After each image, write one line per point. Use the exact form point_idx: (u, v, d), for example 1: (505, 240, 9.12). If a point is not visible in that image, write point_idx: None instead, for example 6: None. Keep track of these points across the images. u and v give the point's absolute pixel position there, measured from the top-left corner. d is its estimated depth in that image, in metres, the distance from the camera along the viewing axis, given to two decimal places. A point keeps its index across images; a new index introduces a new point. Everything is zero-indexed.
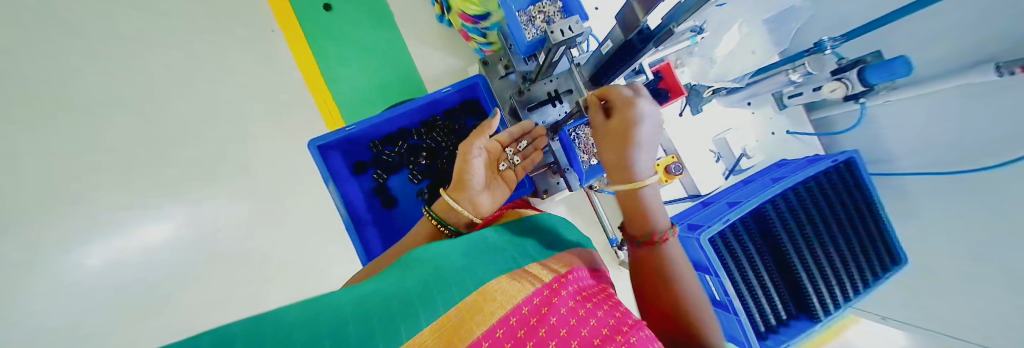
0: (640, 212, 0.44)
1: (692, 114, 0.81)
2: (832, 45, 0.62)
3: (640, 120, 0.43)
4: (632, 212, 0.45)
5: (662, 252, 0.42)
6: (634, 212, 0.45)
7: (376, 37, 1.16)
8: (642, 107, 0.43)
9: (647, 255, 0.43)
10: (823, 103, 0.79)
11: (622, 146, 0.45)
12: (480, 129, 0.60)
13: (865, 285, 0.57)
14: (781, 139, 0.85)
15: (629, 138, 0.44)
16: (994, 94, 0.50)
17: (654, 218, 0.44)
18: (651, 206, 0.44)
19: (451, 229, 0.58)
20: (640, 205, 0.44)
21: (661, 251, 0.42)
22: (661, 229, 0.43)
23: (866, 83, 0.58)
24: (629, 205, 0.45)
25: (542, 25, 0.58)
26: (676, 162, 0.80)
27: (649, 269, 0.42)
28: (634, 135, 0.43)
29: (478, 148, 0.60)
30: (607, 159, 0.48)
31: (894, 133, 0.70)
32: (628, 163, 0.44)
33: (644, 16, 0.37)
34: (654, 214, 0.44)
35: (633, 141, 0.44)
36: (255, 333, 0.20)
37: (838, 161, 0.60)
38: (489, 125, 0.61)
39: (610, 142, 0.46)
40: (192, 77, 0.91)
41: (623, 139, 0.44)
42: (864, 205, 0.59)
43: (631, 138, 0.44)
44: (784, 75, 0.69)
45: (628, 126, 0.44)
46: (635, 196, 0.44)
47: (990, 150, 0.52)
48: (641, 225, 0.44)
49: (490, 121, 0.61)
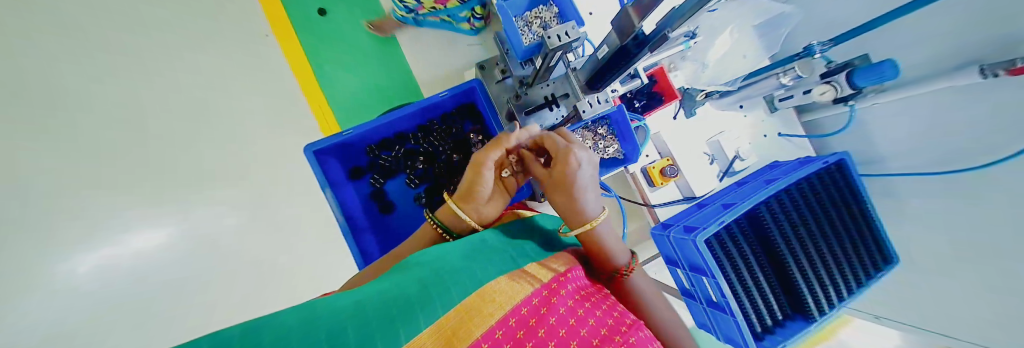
0: (599, 251, 0.48)
1: (686, 117, 0.85)
2: (821, 50, 0.65)
3: (575, 165, 0.47)
4: (594, 252, 0.49)
5: (628, 285, 0.46)
6: (593, 252, 0.48)
7: (372, 40, 1.16)
8: (576, 158, 0.47)
9: (616, 287, 0.47)
10: (812, 106, 0.82)
11: (566, 193, 0.49)
12: (499, 140, 0.54)
13: (859, 284, 0.58)
14: (773, 141, 0.86)
15: (568, 185, 0.48)
16: (983, 93, 0.51)
17: (613, 256, 0.47)
18: (607, 242, 0.48)
19: (454, 237, 0.59)
20: (598, 246, 0.47)
21: (628, 282, 0.46)
22: (620, 265, 0.47)
23: (854, 86, 0.60)
24: (589, 247, 0.49)
25: (538, 30, 0.59)
26: (671, 164, 0.83)
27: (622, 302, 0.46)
28: (572, 182, 0.47)
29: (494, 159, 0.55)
30: (559, 206, 0.51)
31: (882, 134, 0.72)
32: (576, 208, 0.49)
33: (640, 20, 0.37)
34: (613, 251, 0.48)
35: (573, 187, 0.48)
36: (249, 337, 0.19)
37: (829, 162, 0.62)
38: (506, 138, 0.55)
39: (557, 191, 0.50)
40: (187, 82, 0.91)
41: (564, 186, 0.49)
42: (855, 205, 0.61)
43: (570, 184, 0.48)
44: (775, 78, 0.71)
45: (564, 174, 0.47)
46: (592, 237, 0.48)
47: (976, 147, 0.53)
48: (604, 263, 0.47)
49: (508, 135, 0.54)
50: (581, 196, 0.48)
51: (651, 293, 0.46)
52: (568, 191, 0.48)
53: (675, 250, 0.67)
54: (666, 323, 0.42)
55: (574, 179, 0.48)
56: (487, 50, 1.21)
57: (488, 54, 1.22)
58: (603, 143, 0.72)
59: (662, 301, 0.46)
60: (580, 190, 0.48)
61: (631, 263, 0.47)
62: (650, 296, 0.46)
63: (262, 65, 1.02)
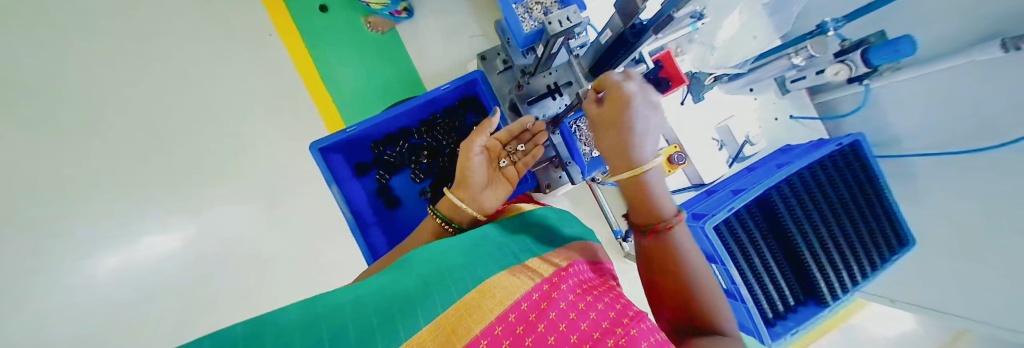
0: (644, 202, 0.42)
1: (694, 102, 0.81)
2: (835, 27, 0.62)
3: (632, 101, 0.38)
4: (635, 201, 0.43)
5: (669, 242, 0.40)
6: (638, 202, 0.42)
7: (373, 36, 1.15)
8: (627, 91, 0.38)
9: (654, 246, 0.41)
10: (826, 86, 0.79)
11: (616, 132, 0.41)
12: (481, 127, 0.59)
13: (874, 268, 0.56)
14: (785, 125, 0.84)
15: (622, 124, 0.40)
16: (999, 69, 0.49)
17: (661, 208, 0.41)
18: (656, 192, 0.42)
19: (455, 227, 0.59)
20: (646, 194, 0.41)
21: (670, 240, 0.40)
22: (667, 218, 0.40)
23: (870, 65, 0.57)
24: (635, 195, 0.42)
25: (539, 17, 0.57)
26: (680, 151, 0.80)
27: (656, 260, 0.41)
28: (629, 118, 0.39)
29: (479, 146, 0.59)
30: (604, 149, 0.44)
31: (898, 114, 0.70)
32: (627, 151, 0.41)
33: (642, 3, 0.36)
34: (658, 201, 0.41)
35: (627, 127, 0.40)
36: (254, 334, 0.20)
37: (844, 143, 0.60)
38: (489, 123, 0.60)
39: (604, 130, 0.42)
40: (195, 82, 0.92)
41: (616, 125, 0.40)
42: (872, 187, 0.58)
43: (625, 123, 0.39)
44: (787, 59, 0.68)
45: (619, 110, 0.39)
46: (640, 185, 0.41)
47: (996, 127, 0.51)
48: (648, 214, 0.42)
49: (490, 119, 0.60)
50: (637, 136, 0.40)
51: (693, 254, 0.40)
52: (614, 127, 0.40)
53: None
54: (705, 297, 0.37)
55: (631, 117, 0.39)
56: (489, 40, 1.19)
57: (490, 44, 1.20)
58: None
59: (702, 263, 0.40)
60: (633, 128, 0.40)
61: (679, 217, 0.40)
62: (692, 255, 0.40)
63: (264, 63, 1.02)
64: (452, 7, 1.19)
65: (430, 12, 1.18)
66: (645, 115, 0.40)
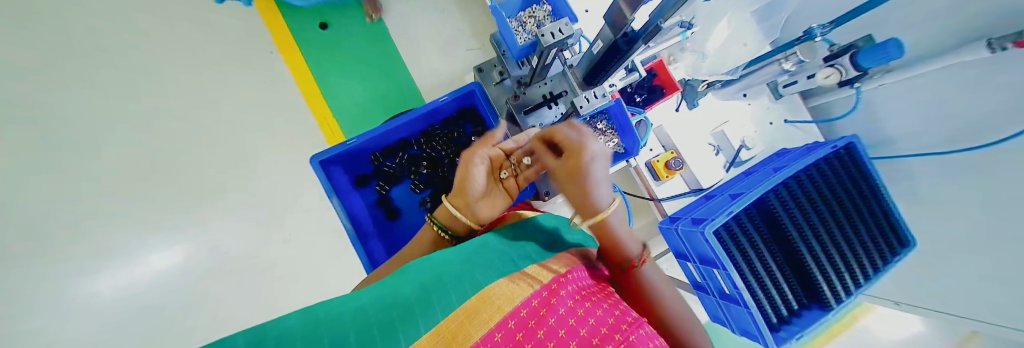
0: (612, 243, 0.47)
1: (689, 108, 0.85)
2: (823, 33, 0.63)
3: (589, 157, 0.47)
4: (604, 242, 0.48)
5: (638, 277, 0.46)
6: (605, 243, 0.48)
7: (372, 50, 1.18)
8: (588, 152, 0.47)
9: (628, 280, 0.47)
10: (817, 90, 0.81)
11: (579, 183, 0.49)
12: (485, 139, 0.61)
13: (875, 270, 0.56)
14: (780, 129, 0.85)
15: (584, 177, 0.48)
16: (991, 68, 0.50)
17: (625, 246, 0.47)
18: (619, 233, 0.48)
19: (452, 236, 0.61)
20: (611, 235, 0.47)
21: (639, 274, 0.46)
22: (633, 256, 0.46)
23: (860, 68, 0.59)
24: (602, 236, 0.48)
25: (532, 29, 0.60)
26: (676, 157, 0.82)
27: (633, 294, 0.46)
28: (588, 171, 0.47)
29: (482, 156, 0.60)
30: (573, 200, 0.51)
31: (891, 114, 0.70)
32: (589, 199, 0.48)
33: (631, 13, 0.37)
34: (622, 241, 0.47)
35: (587, 179, 0.48)
36: (255, 343, 0.20)
37: (837, 146, 0.61)
38: (493, 136, 0.62)
39: (570, 182, 0.50)
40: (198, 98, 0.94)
41: (579, 177, 0.48)
42: (868, 188, 0.59)
43: (585, 176, 0.48)
44: (777, 64, 0.71)
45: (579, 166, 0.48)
46: (604, 227, 0.48)
47: (986, 124, 0.52)
48: (616, 253, 0.47)
49: (494, 132, 0.61)
50: (596, 186, 0.48)
51: (663, 287, 0.45)
52: (576, 180, 0.48)
53: (683, 242, 0.67)
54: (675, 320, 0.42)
55: (589, 171, 0.48)
56: (485, 53, 1.22)
57: (486, 57, 1.23)
58: (603, 138, 0.71)
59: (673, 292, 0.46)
60: (591, 178, 0.48)
61: (644, 255, 0.46)
62: (662, 288, 0.45)
63: (264, 80, 1.04)
64: (449, 21, 1.22)
65: (427, 27, 1.21)
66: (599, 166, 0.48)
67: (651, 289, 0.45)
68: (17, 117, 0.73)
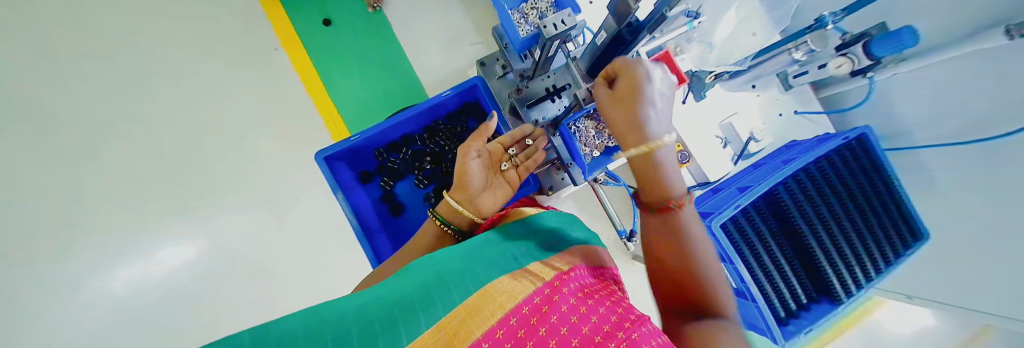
0: (655, 182, 0.36)
1: (696, 101, 0.83)
2: (835, 20, 0.60)
3: (646, 73, 0.36)
4: (646, 181, 0.37)
5: (677, 221, 0.36)
6: (647, 182, 0.37)
7: (374, 47, 1.18)
8: (650, 71, 0.36)
9: (660, 226, 0.37)
10: (829, 80, 0.79)
11: (629, 104, 0.37)
12: (478, 132, 0.62)
13: (888, 264, 0.55)
14: (790, 120, 0.83)
15: (637, 95, 0.36)
16: (1006, 58, 0.48)
17: (670, 188, 0.36)
18: (666, 173, 0.36)
19: (454, 229, 0.61)
20: (656, 173, 0.36)
21: (678, 220, 0.36)
22: (676, 199, 0.36)
23: (872, 57, 0.57)
24: (644, 174, 0.37)
25: (534, 21, 0.59)
26: (681, 150, 0.80)
27: (662, 241, 0.36)
28: (644, 88, 0.36)
29: (477, 150, 0.61)
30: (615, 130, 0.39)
31: (904, 105, 0.69)
32: (640, 124, 0.36)
33: (635, 3, 0.36)
34: (669, 182, 0.36)
35: (642, 98, 0.36)
36: (261, 340, 0.20)
37: (849, 137, 0.58)
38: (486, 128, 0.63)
39: (616, 104, 0.38)
40: (208, 98, 0.95)
41: (632, 96, 0.37)
42: (882, 182, 0.57)
43: (640, 94, 0.36)
44: (787, 54, 0.68)
45: (633, 81, 0.37)
46: (652, 163, 0.36)
47: (1002, 115, 0.50)
48: (655, 195, 0.36)
49: (486, 124, 0.62)
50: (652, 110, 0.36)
51: (701, 236, 0.36)
52: (635, 103, 0.36)
53: None
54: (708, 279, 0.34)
55: (645, 89, 0.36)
56: (488, 47, 1.21)
57: (490, 51, 1.22)
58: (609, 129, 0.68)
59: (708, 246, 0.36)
60: (647, 96, 0.36)
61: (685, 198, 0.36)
62: (699, 238, 0.36)
63: (267, 79, 1.05)
64: (451, 15, 1.21)
65: (428, 22, 1.20)
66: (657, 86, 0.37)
67: (687, 238, 0.35)
68: (17, 117, 0.73)
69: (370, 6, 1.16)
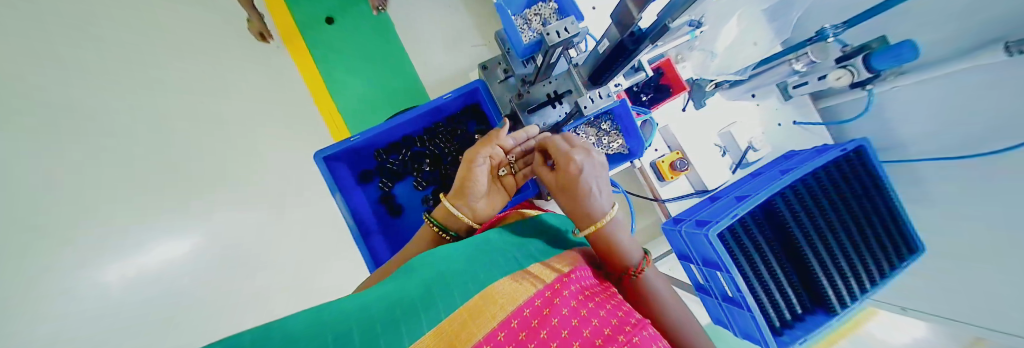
0: (609, 252, 0.46)
1: (696, 108, 0.84)
2: (835, 33, 0.62)
3: (579, 166, 0.47)
4: (604, 252, 0.47)
5: (640, 285, 0.44)
6: (602, 252, 0.46)
7: (377, 47, 1.19)
8: (580, 165, 0.47)
9: (626, 288, 0.45)
10: (829, 91, 0.80)
11: (572, 191, 0.48)
12: (490, 138, 0.58)
13: (881, 276, 0.55)
14: (789, 130, 0.84)
15: (575, 184, 0.47)
16: (1002, 75, 0.49)
17: (625, 256, 0.45)
18: (618, 242, 0.46)
19: (453, 235, 0.61)
20: (608, 243, 0.46)
21: (640, 283, 0.44)
22: (632, 265, 0.45)
23: (872, 70, 0.57)
24: (600, 247, 0.47)
25: (537, 27, 0.59)
26: (681, 157, 0.81)
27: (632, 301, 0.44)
28: (580, 179, 0.47)
29: (483, 156, 0.59)
30: (569, 210, 0.50)
31: (899, 118, 0.70)
32: (585, 206, 0.48)
33: (639, 13, 0.36)
34: (623, 250, 0.46)
35: (579, 186, 0.47)
36: (261, 341, 0.20)
37: (847, 149, 0.59)
38: (497, 135, 0.59)
39: (564, 193, 0.49)
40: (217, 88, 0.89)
41: (571, 186, 0.48)
42: (878, 195, 0.58)
43: (577, 183, 0.47)
44: (788, 65, 0.71)
45: (570, 176, 0.48)
46: (603, 236, 0.46)
47: (1001, 130, 0.51)
48: (616, 264, 0.45)
49: (498, 131, 0.59)
50: (591, 192, 0.48)
51: (664, 293, 0.44)
52: (575, 192, 0.48)
53: (687, 244, 0.66)
54: (680, 325, 0.41)
55: (581, 179, 0.48)
56: (490, 50, 1.21)
57: (492, 54, 1.22)
58: (607, 139, 0.73)
59: (677, 303, 0.44)
60: (585, 185, 0.47)
61: (642, 264, 0.45)
62: (664, 296, 0.44)
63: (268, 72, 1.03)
64: (454, 16, 1.21)
65: (432, 22, 1.21)
66: (592, 173, 0.48)
67: (651, 296, 0.43)
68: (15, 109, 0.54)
69: (375, 10, 1.15)
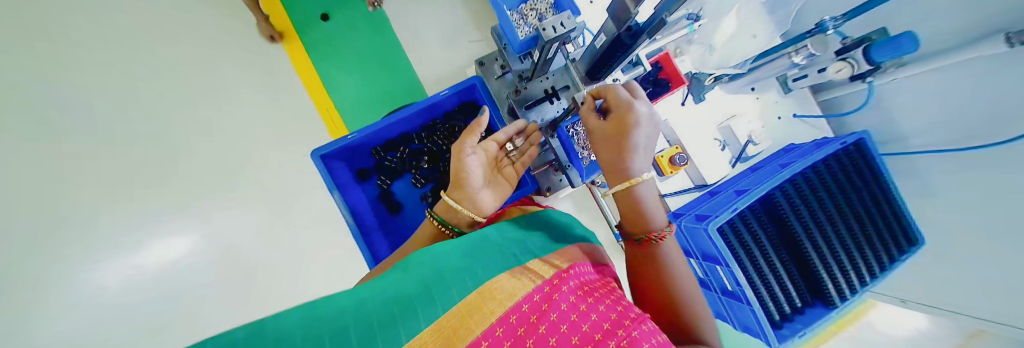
0: (636, 211, 0.46)
1: (695, 102, 0.83)
2: (835, 25, 0.61)
3: (638, 120, 0.46)
4: (630, 210, 0.47)
5: (656, 251, 0.44)
6: (629, 209, 0.47)
7: (373, 44, 1.19)
8: (638, 118, 0.46)
9: (641, 252, 0.45)
10: (830, 83, 0.79)
11: (618, 144, 0.47)
12: (472, 128, 0.61)
13: (882, 269, 0.55)
14: (789, 123, 0.83)
15: (625, 138, 0.46)
16: (1004, 66, 0.48)
17: (650, 218, 0.46)
18: (646, 204, 0.46)
19: (454, 230, 0.60)
20: (637, 202, 0.46)
21: (657, 249, 0.44)
22: (655, 228, 0.45)
23: (871, 63, 0.57)
24: (627, 203, 0.47)
25: (533, 23, 0.60)
26: (681, 152, 0.79)
27: (642, 267, 0.45)
28: (633, 132, 0.46)
29: (471, 147, 0.61)
30: (606, 162, 0.50)
31: (901, 110, 0.69)
32: (625, 162, 0.47)
33: (636, 7, 0.36)
34: (649, 212, 0.46)
35: (628, 141, 0.46)
36: (260, 338, 0.20)
37: (847, 142, 0.59)
38: (479, 124, 0.62)
39: (607, 143, 0.49)
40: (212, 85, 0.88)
41: (621, 138, 0.47)
42: (878, 187, 0.57)
43: (627, 136, 0.46)
44: (787, 58, 0.68)
45: (624, 128, 0.46)
46: (634, 195, 0.46)
47: (1003, 120, 0.50)
48: (638, 223, 0.46)
49: (479, 120, 0.61)
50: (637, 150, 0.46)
51: (679, 265, 0.44)
52: (620, 145, 0.47)
53: (687, 239, 0.66)
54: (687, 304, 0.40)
55: (635, 134, 0.46)
56: (488, 45, 1.20)
57: (489, 50, 1.21)
58: None
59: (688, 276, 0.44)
60: (634, 141, 0.46)
61: (666, 230, 0.45)
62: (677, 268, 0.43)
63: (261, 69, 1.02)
64: (452, 12, 1.20)
65: (428, 19, 1.19)
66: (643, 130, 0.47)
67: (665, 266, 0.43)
68: None
69: (370, 6, 1.14)
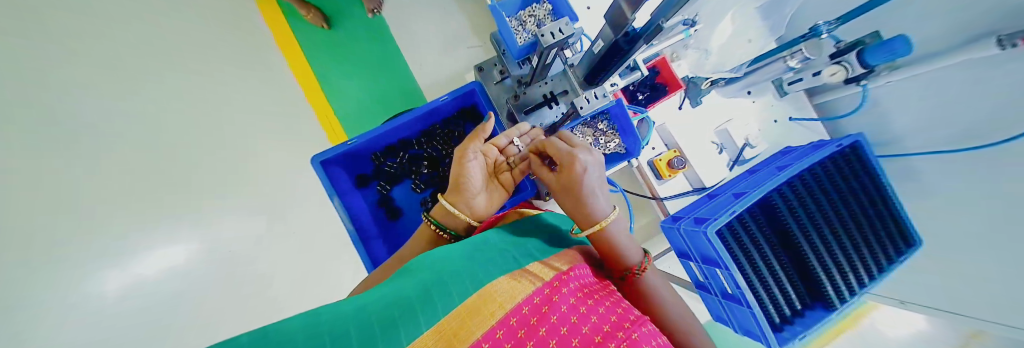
0: (609, 251, 0.47)
1: (692, 106, 0.83)
2: (828, 29, 0.64)
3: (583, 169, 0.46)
4: (604, 251, 0.48)
5: (639, 284, 0.45)
6: (603, 251, 0.47)
7: (372, 52, 1.20)
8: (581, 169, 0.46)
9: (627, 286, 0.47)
10: (824, 86, 0.80)
11: (573, 194, 0.48)
12: (477, 133, 0.60)
13: (880, 270, 0.55)
14: (785, 127, 0.84)
15: (577, 188, 0.47)
16: (997, 66, 0.49)
17: (626, 254, 0.46)
18: (618, 242, 0.47)
19: (450, 233, 0.61)
20: (608, 243, 0.47)
21: (640, 283, 0.45)
22: (631, 264, 0.46)
23: (866, 65, 0.57)
24: (600, 246, 0.48)
25: (532, 29, 0.60)
26: (679, 156, 0.81)
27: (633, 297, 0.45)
28: (581, 182, 0.46)
29: (474, 152, 0.60)
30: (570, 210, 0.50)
31: (896, 113, 0.70)
32: (585, 209, 0.47)
33: (632, 13, 0.36)
34: (623, 249, 0.47)
35: (580, 190, 0.47)
36: (261, 342, 0.20)
37: (843, 145, 0.60)
38: (483, 130, 0.61)
39: (565, 194, 0.49)
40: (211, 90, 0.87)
41: (573, 188, 0.47)
42: (874, 188, 0.58)
43: (578, 187, 0.47)
44: (782, 62, 0.68)
45: (572, 179, 0.47)
46: (604, 237, 0.47)
47: (997, 120, 0.51)
48: (615, 261, 0.47)
49: (484, 126, 0.60)
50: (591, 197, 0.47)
51: (664, 292, 0.45)
52: (575, 195, 0.48)
53: (686, 242, 0.66)
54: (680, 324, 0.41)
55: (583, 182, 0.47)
56: (486, 51, 1.21)
57: (487, 55, 1.22)
58: (604, 138, 0.74)
59: (676, 298, 0.45)
60: (585, 189, 0.47)
61: (642, 263, 0.46)
62: (663, 294, 0.45)
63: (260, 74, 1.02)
64: (450, 18, 1.21)
65: (427, 25, 1.20)
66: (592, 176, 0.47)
67: (651, 295, 0.44)
68: None
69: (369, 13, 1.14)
